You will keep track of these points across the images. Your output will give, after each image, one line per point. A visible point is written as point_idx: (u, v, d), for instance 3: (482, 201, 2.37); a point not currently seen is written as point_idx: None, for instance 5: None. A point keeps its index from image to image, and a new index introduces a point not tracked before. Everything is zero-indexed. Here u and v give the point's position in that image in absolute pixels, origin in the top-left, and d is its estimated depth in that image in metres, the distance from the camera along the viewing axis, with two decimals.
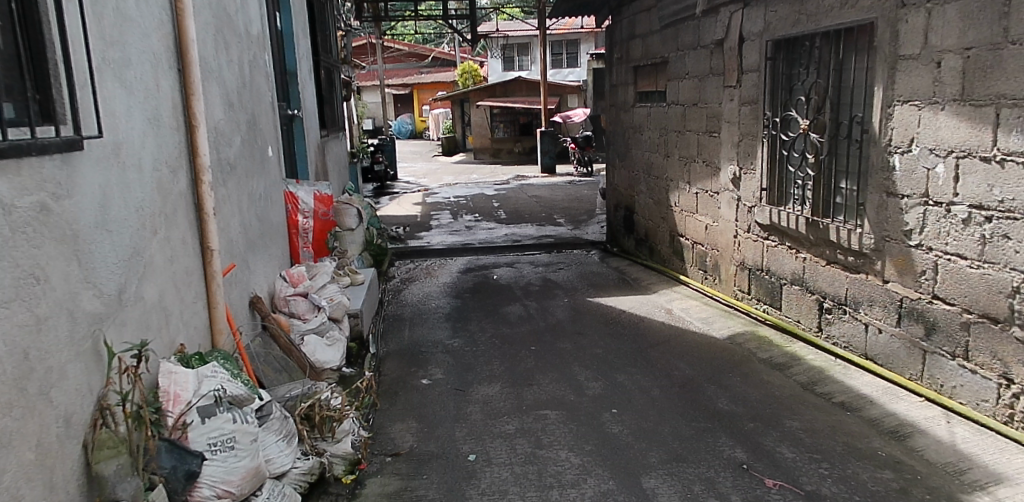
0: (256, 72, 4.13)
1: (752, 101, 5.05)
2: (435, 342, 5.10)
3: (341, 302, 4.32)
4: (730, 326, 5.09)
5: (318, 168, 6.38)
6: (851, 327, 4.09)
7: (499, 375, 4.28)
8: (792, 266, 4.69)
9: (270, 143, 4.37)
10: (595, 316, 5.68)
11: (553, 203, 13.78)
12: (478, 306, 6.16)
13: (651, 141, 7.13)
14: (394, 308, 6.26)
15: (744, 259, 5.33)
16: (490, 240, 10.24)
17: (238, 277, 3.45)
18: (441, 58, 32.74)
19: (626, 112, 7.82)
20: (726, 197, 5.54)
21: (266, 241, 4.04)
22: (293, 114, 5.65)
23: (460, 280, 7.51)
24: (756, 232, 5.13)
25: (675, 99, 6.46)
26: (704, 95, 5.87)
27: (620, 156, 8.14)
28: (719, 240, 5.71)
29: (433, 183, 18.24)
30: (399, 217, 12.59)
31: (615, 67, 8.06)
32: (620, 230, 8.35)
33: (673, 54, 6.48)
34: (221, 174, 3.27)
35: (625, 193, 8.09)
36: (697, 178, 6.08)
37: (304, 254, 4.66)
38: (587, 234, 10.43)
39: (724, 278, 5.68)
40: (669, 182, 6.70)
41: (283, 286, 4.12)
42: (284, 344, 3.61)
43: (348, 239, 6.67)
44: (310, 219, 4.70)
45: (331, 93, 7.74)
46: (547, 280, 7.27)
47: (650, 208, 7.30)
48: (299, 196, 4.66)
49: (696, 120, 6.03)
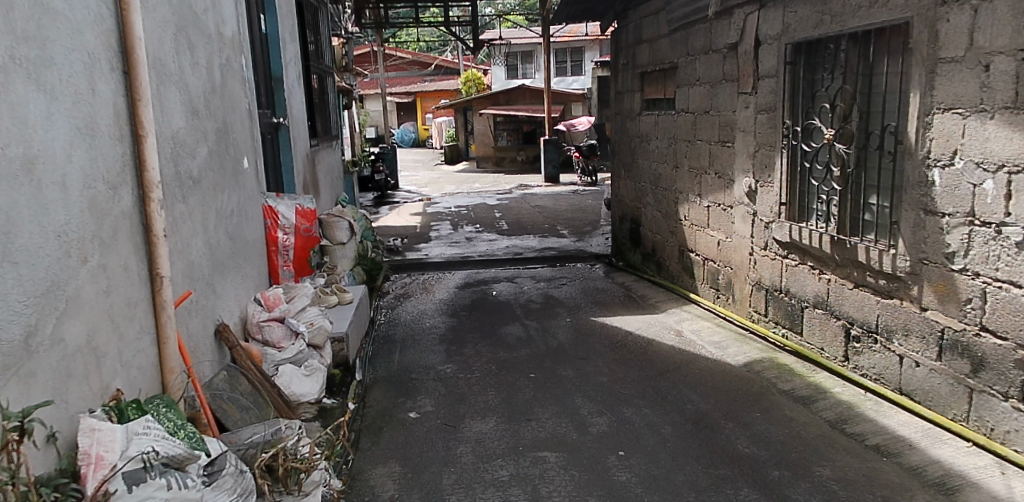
0: (229, 76, 3.77)
1: (770, 108, 4.69)
2: (427, 367, 4.73)
3: (322, 327, 3.97)
4: (745, 351, 4.71)
5: (306, 179, 6.04)
6: (883, 357, 3.71)
7: (495, 407, 3.92)
8: (814, 288, 4.31)
9: (246, 154, 4.01)
10: (600, 338, 5.31)
11: (557, 214, 13.42)
12: (475, 326, 5.79)
13: (659, 151, 6.77)
14: (386, 327, 5.90)
15: (761, 279, 4.96)
16: (490, 253, 9.88)
17: (201, 304, 3.09)
18: (445, 66, 32.49)
19: (633, 121, 7.47)
20: (740, 212, 5.17)
21: (238, 261, 3.68)
22: (278, 121, 5.30)
23: (457, 296, 7.14)
24: (773, 249, 4.76)
25: (684, 107, 6.10)
26: (716, 102, 5.51)
27: (626, 166, 7.78)
28: (733, 257, 5.34)
29: (434, 192, 17.89)
30: (397, 228, 12.24)
31: (621, 74, 7.71)
32: (626, 244, 7.98)
33: (682, 59, 6.13)
34: (180, 190, 2.91)
35: (631, 205, 7.73)
36: (708, 191, 5.71)
37: (284, 273, 4.30)
38: (591, 246, 10.06)
39: (738, 298, 5.31)
40: (678, 194, 6.33)
41: (256, 310, 3.74)
42: (254, 377, 3.28)
43: (337, 253, 6.38)
44: (291, 235, 4.34)
45: (324, 100, 7.40)
46: (549, 296, 6.90)
47: (658, 221, 6.93)
48: (279, 210, 4.29)
49: (707, 129, 5.67)
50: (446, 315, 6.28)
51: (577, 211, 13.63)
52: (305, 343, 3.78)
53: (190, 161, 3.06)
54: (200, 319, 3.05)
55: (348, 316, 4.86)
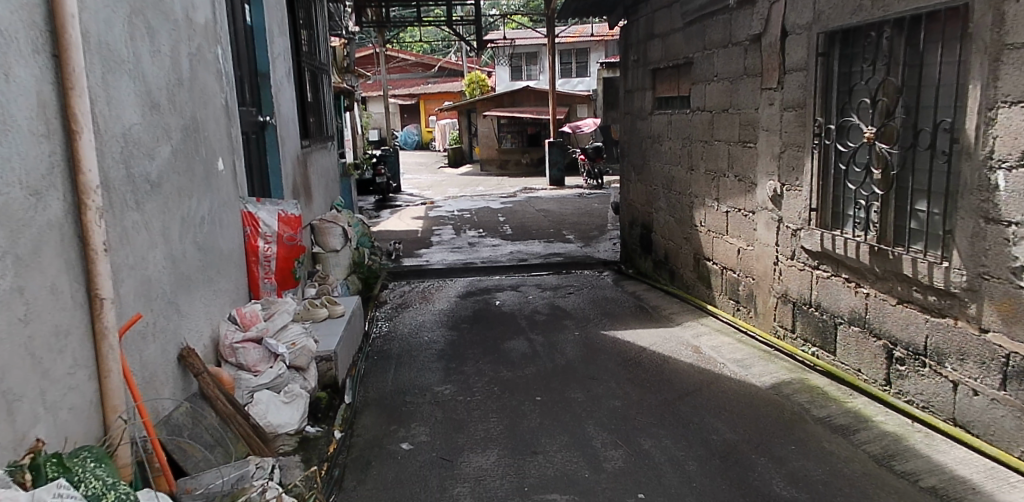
0: (201, 67, 3.39)
1: (798, 105, 4.29)
2: (423, 387, 4.33)
3: (305, 347, 3.58)
4: (771, 370, 4.30)
5: (296, 182, 5.64)
6: (934, 383, 3.30)
7: (497, 436, 3.52)
8: (850, 303, 3.90)
9: (222, 155, 3.62)
10: (611, 354, 4.91)
11: (562, 218, 13.03)
12: (476, 341, 5.39)
13: (672, 152, 6.36)
14: (381, 341, 5.50)
15: (787, 291, 4.55)
16: (493, 259, 9.48)
17: (160, 327, 2.70)
18: (448, 68, 32.14)
19: (644, 121, 7.06)
20: (763, 218, 4.77)
21: (209, 274, 3.29)
22: (264, 120, 4.92)
23: (457, 307, 6.74)
24: (802, 259, 4.35)
25: (700, 106, 5.70)
26: (736, 100, 5.11)
27: (636, 169, 7.38)
28: (755, 267, 4.93)
29: (437, 195, 17.51)
30: (398, 233, 11.86)
31: (631, 71, 7.32)
32: (636, 250, 7.57)
33: (698, 54, 5.73)
34: (132, 195, 2.51)
35: (641, 210, 7.33)
36: (727, 195, 5.31)
37: (264, 286, 3.91)
38: (599, 252, 9.65)
39: (761, 312, 4.90)
40: (693, 199, 5.93)
41: (231, 329, 3.33)
42: (221, 407, 2.89)
43: (330, 261, 6.01)
44: (273, 244, 3.95)
45: (318, 99, 7.02)
46: (555, 307, 6.50)
47: (670, 227, 6.52)
48: (260, 217, 3.90)
49: (726, 128, 5.27)
50: (445, 327, 5.88)
51: (583, 215, 13.23)
52: (285, 365, 3.40)
53: (146, 162, 2.67)
54: (158, 344, 2.66)
55: (337, 332, 4.46)
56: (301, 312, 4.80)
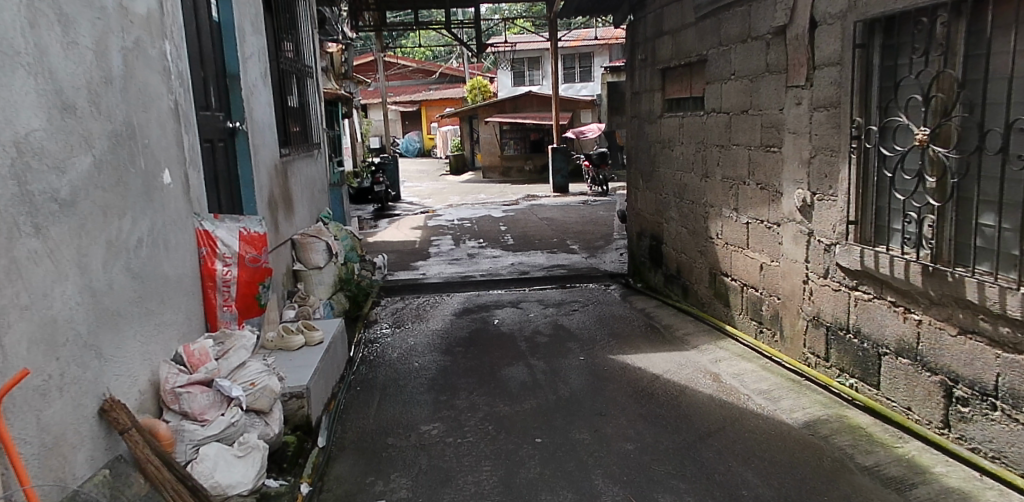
0: (142, 64, 2.91)
1: (830, 104, 3.79)
2: (409, 426, 3.83)
3: (267, 387, 3.08)
4: (804, 405, 3.79)
5: (273, 194, 5.16)
6: (1009, 430, 2.80)
7: (490, 492, 3.03)
8: (897, 330, 3.39)
9: (170, 166, 3.14)
10: (621, 383, 4.41)
11: (566, 227, 12.52)
12: (471, 367, 4.89)
13: (684, 158, 5.86)
14: (367, 368, 5.00)
15: (819, 314, 4.04)
16: (493, 271, 8.98)
17: (72, 377, 2.22)
18: (449, 74, 31.70)
19: (653, 125, 6.56)
20: (790, 230, 4.26)
21: (147, 307, 2.80)
22: (232, 126, 4.44)
23: (453, 326, 6.24)
24: (836, 278, 3.84)
25: (716, 107, 5.20)
26: (757, 99, 4.61)
27: (645, 176, 6.87)
28: (781, 285, 4.42)
29: (438, 203, 17.04)
30: (395, 244, 11.37)
31: (638, 71, 6.82)
32: (646, 263, 7.07)
33: (712, 51, 5.24)
34: (25, 217, 2.05)
35: (650, 220, 6.82)
36: (747, 205, 4.81)
37: (223, 315, 3.41)
38: (604, 264, 9.15)
39: (789, 335, 4.39)
40: (708, 208, 5.42)
41: (173, 371, 2.82)
42: (153, 471, 2.38)
43: (313, 278, 5.53)
44: (234, 266, 3.46)
45: (303, 104, 6.56)
46: (558, 326, 5.99)
47: (683, 240, 6.02)
48: (219, 236, 3.41)
49: (746, 131, 4.77)
50: (438, 351, 5.38)
51: (587, 224, 12.72)
52: (240, 410, 2.89)
53: (54, 177, 2.20)
54: (67, 399, 2.18)
55: (312, 363, 3.97)
56: (274, 339, 4.31)
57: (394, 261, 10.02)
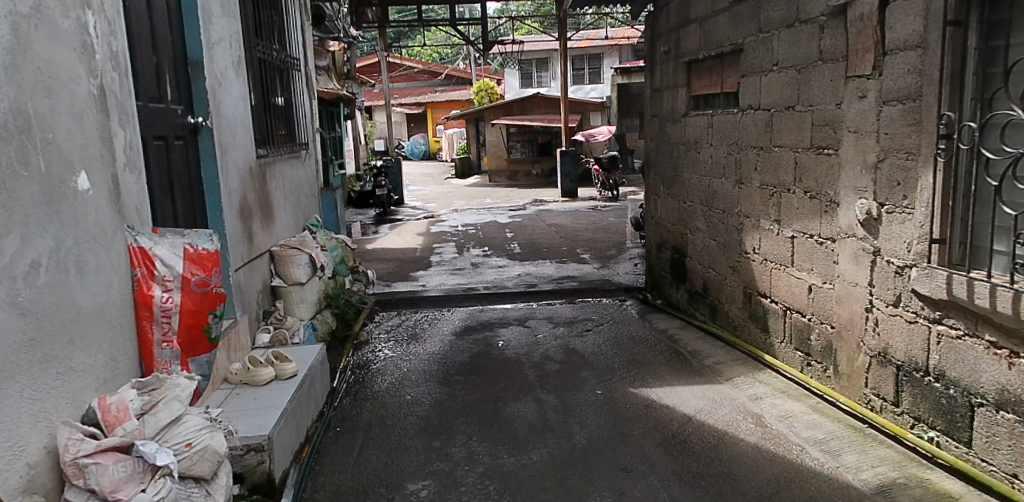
0: (48, 37, 2.29)
1: (906, 97, 3.14)
2: (394, 484, 3.19)
3: (208, 448, 2.44)
4: (872, 463, 3.12)
5: (247, 200, 4.52)
6: None
7: None
8: (997, 378, 2.73)
9: (93, 166, 2.51)
10: (646, 425, 3.75)
11: (575, 234, 11.85)
12: (472, 401, 4.25)
13: (713, 161, 5.21)
14: (350, 401, 4.35)
15: (886, 349, 3.36)
16: (498, 283, 8.32)
17: None
18: (456, 76, 31.07)
19: (677, 124, 5.90)
20: (850, 247, 3.60)
21: (45, 348, 2.16)
22: (194, 122, 3.82)
23: (452, 349, 5.58)
24: (910, 308, 3.17)
25: (754, 103, 4.55)
26: (806, 93, 3.95)
27: (667, 182, 6.21)
28: (835, 312, 3.75)
29: (442, 208, 16.41)
30: (395, 251, 10.74)
31: (660, 65, 6.17)
32: (666, 278, 6.40)
33: (749, 39, 4.59)
34: None
35: (672, 230, 6.16)
36: (793, 216, 4.15)
37: (161, 353, 2.76)
38: (618, 276, 8.49)
39: (845, 372, 3.71)
40: (743, 220, 4.76)
41: (77, 436, 2.16)
42: None
43: (293, 296, 4.89)
44: (176, 293, 2.81)
45: (288, 101, 5.93)
46: (570, 349, 5.33)
47: (711, 254, 5.35)
48: (158, 255, 2.78)
49: (792, 130, 4.11)
50: (434, 380, 4.73)
51: (599, 231, 12.04)
52: (169, 481, 2.25)
53: None
54: None
55: (280, 405, 3.36)
56: (240, 372, 3.72)
57: (392, 270, 9.37)
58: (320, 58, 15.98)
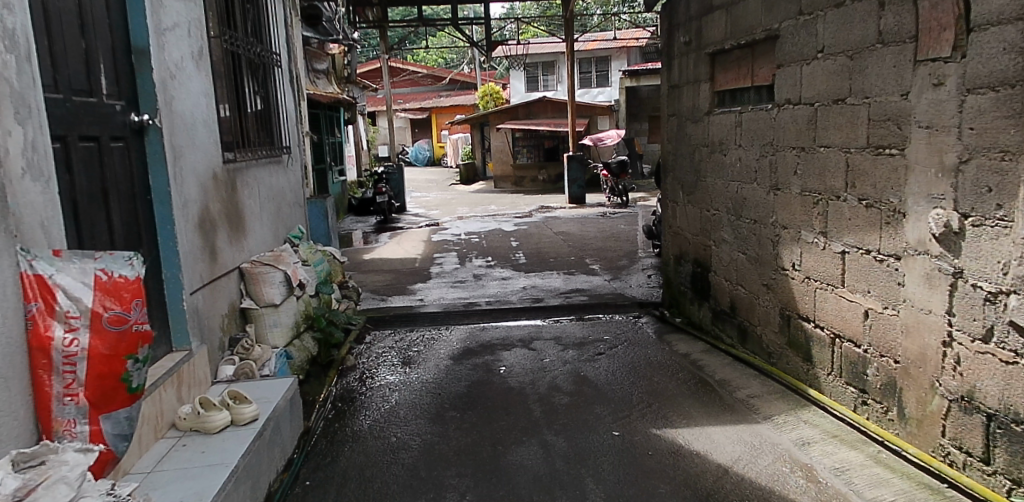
0: None
1: (1002, 84, 2.57)
2: None
3: None
4: None
5: (210, 211, 3.93)
6: None
7: None
8: None
9: None
10: (675, 480, 3.14)
11: (584, 242, 11.23)
12: (468, 444, 3.64)
13: (742, 164, 4.60)
14: (327, 444, 3.75)
15: (972, 393, 2.75)
16: (502, 298, 7.70)
17: None
18: (461, 80, 30.51)
19: (699, 124, 5.29)
20: (920, 267, 2.98)
21: None
22: (136, 120, 3.24)
23: (448, 375, 4.97)
24: (1011, 345, 2.57)
25: (792, 97, 3.95)
26: (861, 83, 3.34)
27: (687, 188, 5.60)
28: (902, 343, 3.13)
29: (445, 215, 15.84)
30: (393, 262, 10.16)
31: (679, 58, 5.56)
32: (687, 294, 5.78)
33: (786, 24, 3.99)
34: None
35: (693, 241, 5.55)
36: (843, 228, 3.54)
37: (63, 410, 2.16)
38: (631, 289, 7.88)
39: (914, 416, 3.09)
40: (780, 231, 4.15)
41: None
42: None
43: (266, 320, 4.32)
44: (84, 334, 2.19)
45: (268, 100, 5.36)
46: (580, 377, 4.72)
47: (739, 268, 4.74)
48: (60, 285, 2.18)
49: (843, 128, 3.50)
50: (426, 416, 4.12)
51: (609, 240, 11.42)
52: None
53: None
54: None
55: (229, 463, 2.80)
56: (190, 416, 3.13)
57: (389, 283, 8.77)
58: (318, 61, 15.48)
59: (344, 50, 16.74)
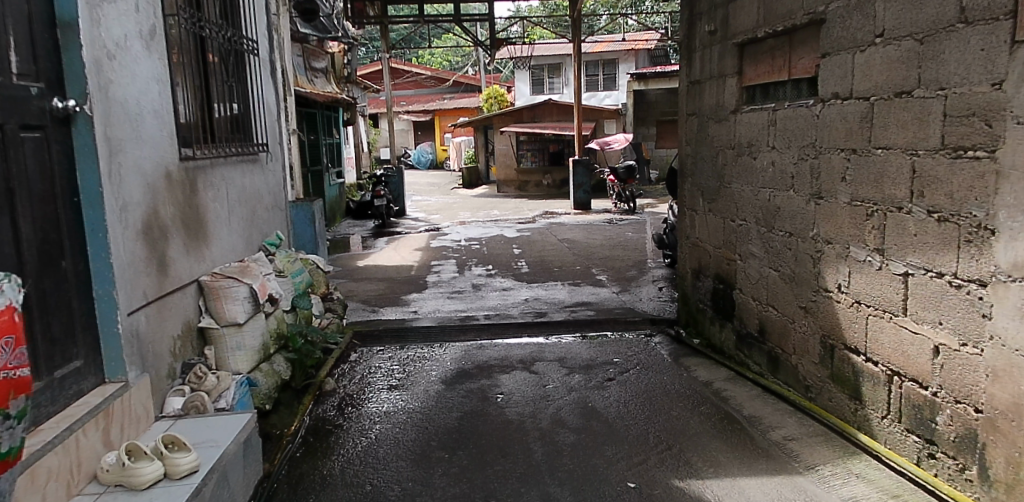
0: None
1: None
2: None
3: None
4: None
5: (158, 215, 3.37)
6: None
7: None
8: None
9: None
10: None
11: (590, 251, 10.65)
12: (457, 496, 3.08)
13: (776, 169, 4.03)
14: (290, 492, 3.18)
15: None
16: (502, 311, 7.13)
17: None
18: (465, 82, 29.96)
19: (724, 123, 4.72)
20: (1014, 297, 2.42)
21: None
22: (59, 106, 2.69)
23: (438, 403, 4.39)
24: None
25: (841, 90, 3.38)
26: (935, 71, 2.77)
27: (708, 195, 5.03)
28: (986, 390, 2.56)
29: (445, 220, 15.28)
30: (388, 269, 9.59)
31: (701, 51, 5.00)
32: (706, 313, 5.20)
33: (834, 6, 3.43)
34: None
35: (715, 255, 4.98)
36: (906, 245, 2.97)
37: None
38: (641, 303, 7.30)
39: (1001, 480, 2.51)
40: (824, 247, 3.58)
41: None
42: None
43: (227, 342, 3.76)
44: None
45: (242, 92, 4.80)
46: (588, 408, 4.15)
47: (770, 287, 4.16)
48: None
49: (908, 125, 2.93)
50: (410, 456, 3.55)
51: (616, 248, 10.84)
52: None
53: None
54: None
55: None
56: (114, 468, 2.58)
57: (382, 293, 8.20)
58: (317, 59, 14.96)
59: (344, 48, 16.22)
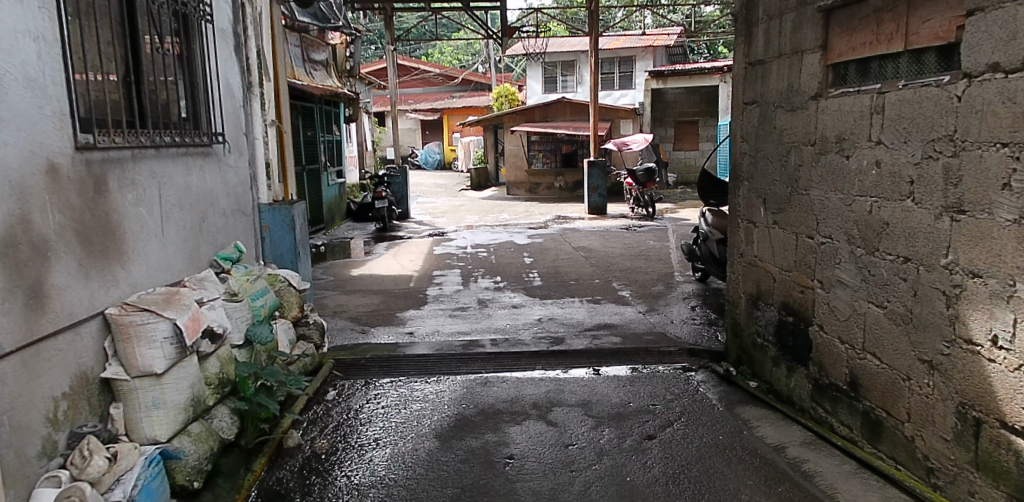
0: None
1: None
2: None
3: None
4: None
5: (31, 227, 2.41)
6: None
7: None
8: None
9: None
10: None
11: (608, 261, 9.62)
12: None
13: (885, 170, 3.02)
14: None
15: None
16: (510, 334, 6.12)
17: None
18: (474, 80, 29.00)
19: (800, 112, 3.70)
20: None
21: None
22: None
23: (430, 470, 3.39)
24: None
25: (1005, 60, 2.37)
26: None
27: (773, 203, 4.01)
28: None
29: (452, 223, 14.31)
30: (385, 280, 8.60)
31: (768, 21, 3.99)
32: (767, 351, 4.18)
33: None
34: None
35: (783, 279, 3.96)
36: None
37: None
38: (674, 327, 6.28)
39: None
40: (966, 281, 2.57)
41: None
42: None
43: (140, 398, 2.78)
44: None
45: (192, 67, 3.82)
46: (626, 485, 3.16)
47: (870, 327, 3.16)
48: None
49: None
50: None
51: (637, 259, 9.80)
52: None
53: None
54: None
55: None
56: None
57: (375, 308, 7.19)
58: (317, 50, 13.98)
59: (346, 40, 15.24)
